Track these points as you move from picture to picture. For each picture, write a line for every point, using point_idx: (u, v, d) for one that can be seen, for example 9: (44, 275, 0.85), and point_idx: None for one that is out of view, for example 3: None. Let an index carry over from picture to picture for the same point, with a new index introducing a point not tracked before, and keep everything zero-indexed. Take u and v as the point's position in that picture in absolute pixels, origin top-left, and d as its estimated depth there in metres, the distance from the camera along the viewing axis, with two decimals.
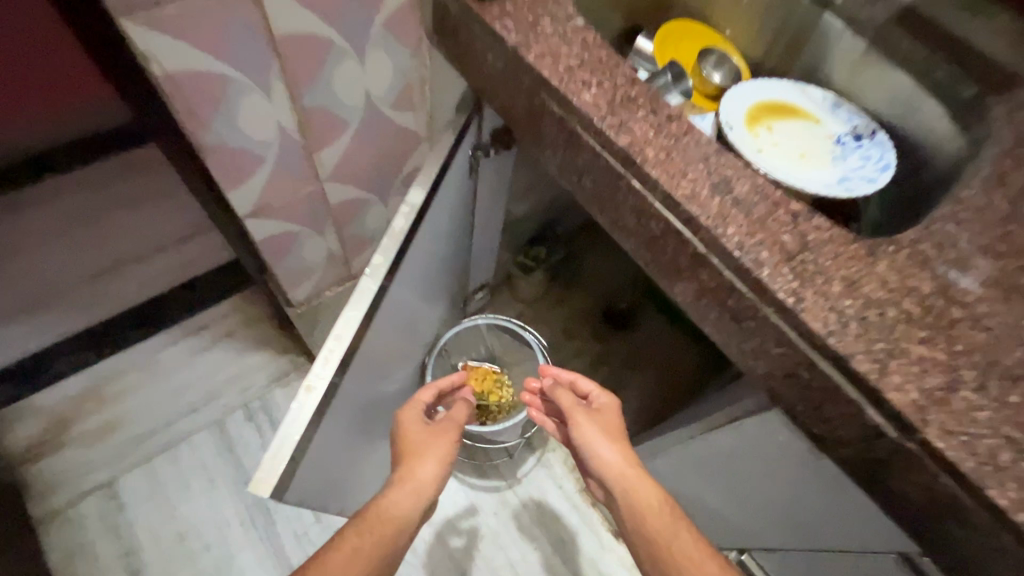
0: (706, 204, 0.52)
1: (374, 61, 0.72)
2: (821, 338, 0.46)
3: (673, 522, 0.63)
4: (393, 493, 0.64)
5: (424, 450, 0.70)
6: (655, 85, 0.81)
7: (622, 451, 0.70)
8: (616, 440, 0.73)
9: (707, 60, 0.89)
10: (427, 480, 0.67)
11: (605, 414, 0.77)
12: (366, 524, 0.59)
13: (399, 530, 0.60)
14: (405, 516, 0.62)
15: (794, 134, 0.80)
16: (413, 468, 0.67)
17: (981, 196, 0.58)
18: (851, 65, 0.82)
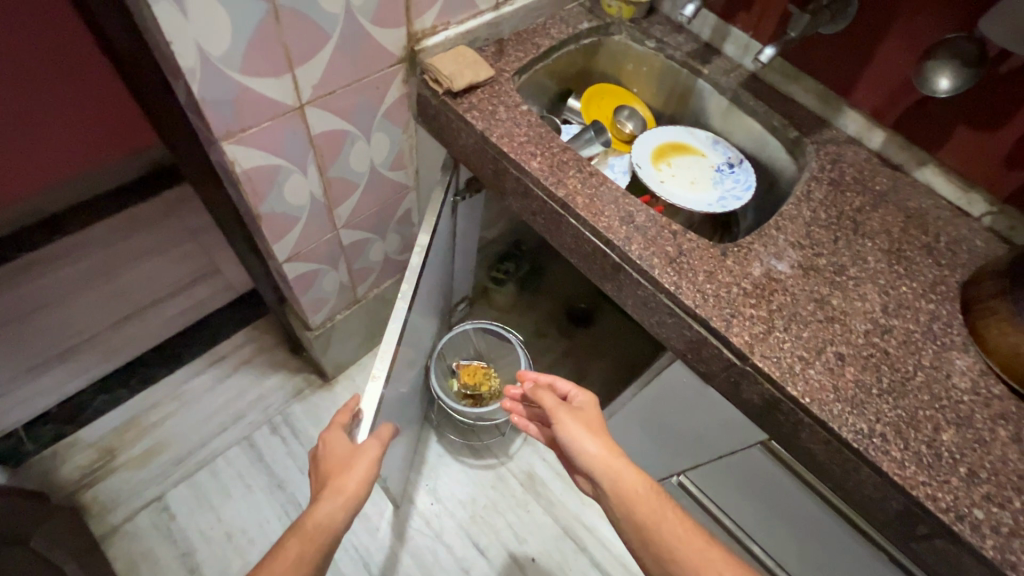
0: (617, 231, 0.80)
1: (378, 140, 0.99)
2: (693, 309, 0.75)
3: (661, 507, 0.77)
4: (321, 506, 0.74)
5: (350, 464, 0.78)
6: (583, 140, 1.11)
7: (605, 443, 0.82)
8: (598, 432, 0.84)
9: (622, 114, 1.19)
10: (355, 490, 0.77)
11: (585, 411, 0.88)
12: (306, 537, 0.71)
13: (332, 537, 0.73)
14: (335, 524, 0.73)
15: (687, 167, 1.11)
16: (340, 483, 0.76)
17: (794, 209, 0.89)
18: (721, 114, 1.14)
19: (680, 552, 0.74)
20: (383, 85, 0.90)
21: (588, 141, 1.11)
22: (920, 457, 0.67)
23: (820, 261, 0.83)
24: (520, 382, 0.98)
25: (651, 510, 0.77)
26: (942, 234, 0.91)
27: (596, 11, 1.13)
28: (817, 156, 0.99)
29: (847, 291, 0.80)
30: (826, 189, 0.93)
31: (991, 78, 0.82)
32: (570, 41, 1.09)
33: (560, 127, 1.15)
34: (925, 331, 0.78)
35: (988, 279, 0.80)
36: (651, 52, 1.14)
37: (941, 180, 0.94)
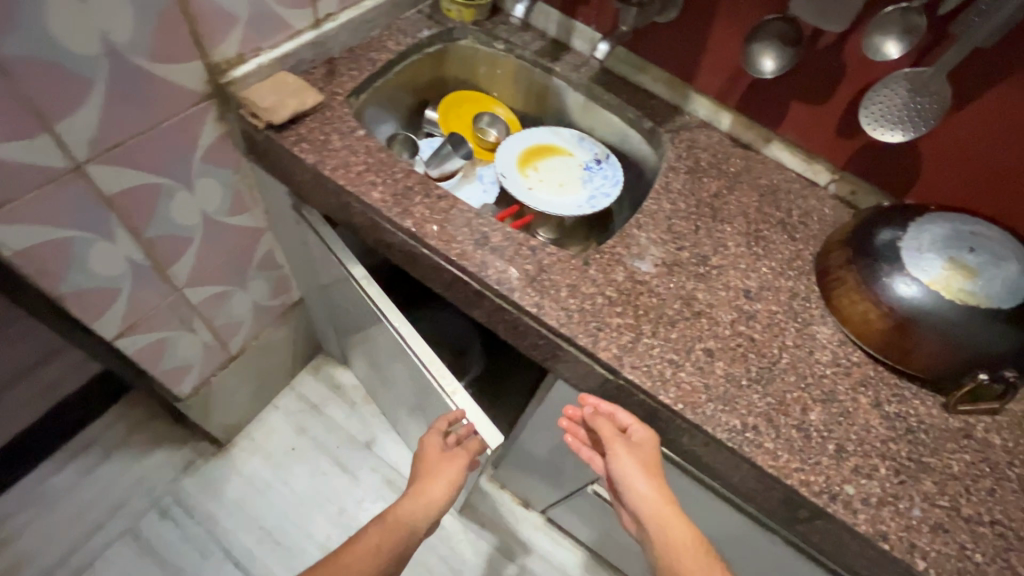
0: (472, 257, 0.75)
1: (203, 187, 0.87)
2: (558, 330, 0.71)
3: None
4: (405, 505, 0.84)
5: (438, 472, 0.88)
6: (441, 154, 1.06)
7: (662, 491, 0.70)
8: (658, 480, 0.70)
9: (483, 121, 1.14)
10: (436, 496, 0.86)
11: (647, 453, 0.70)
12: (385, 528, 0.80)
13: (408, 534, 0.81)
14: (413, 524, 0.83)
15: (553, 170, 1.08)
16: (427, 487, 0.87)
17: (654, 204, 0.88)
18: (581, 109, 1.11)
19: None
20: (189, 126, 0.78)
21: (447, 156, 1.05)
22: (791, 444, 0.67)
23: (684, 255, 0.82)
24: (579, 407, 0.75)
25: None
26: (795, 208, 0.93)
27: (437, 17, 1.06)
28: (673, 145, 0.98)
29: (712, 282, 0.80)
30: (683, 179, 0.93)
31: (810, 55, 0.83)
32: (413, 53, 1.02)
33: (419, 142, 1.09)
34: (786, 310, 0.80)
35: (838, 249, 0.82)
36: (501, 54, 1.10)
37: (788, 154, 0.96)
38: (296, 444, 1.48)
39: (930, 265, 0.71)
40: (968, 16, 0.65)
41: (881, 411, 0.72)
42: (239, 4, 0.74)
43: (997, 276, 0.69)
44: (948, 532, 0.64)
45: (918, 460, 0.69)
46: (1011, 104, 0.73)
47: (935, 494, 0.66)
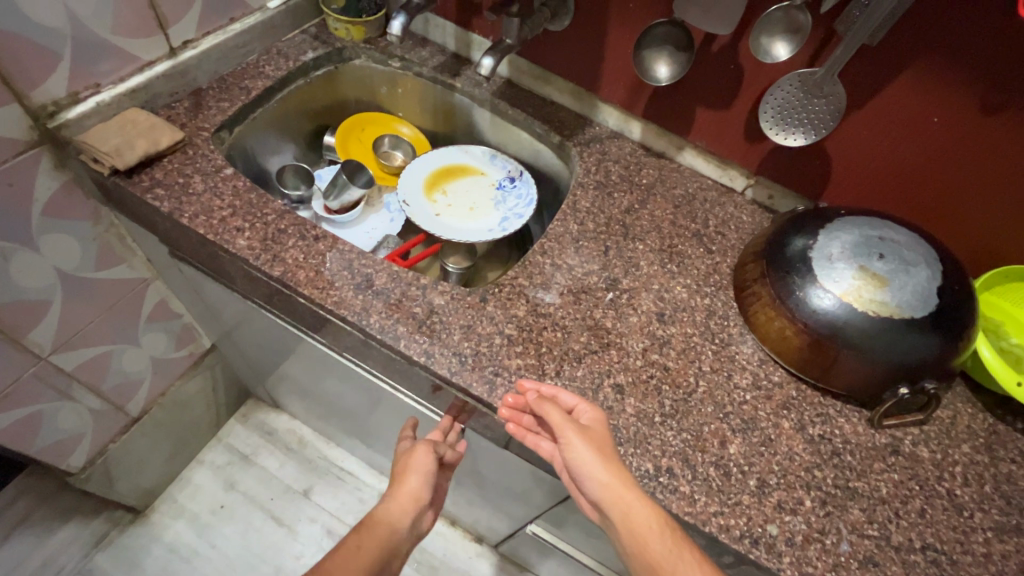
0: (351, 304, 0.67)
1: (50, 244, 0.76)
2: (450, 379, 0.64)
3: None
4: (385, 506, 0.66)
5: (412, 464, 0.70)
6: (339, 184, 0.98)
7: (627, 481, 0.56)
8: (620, 468, 0.57)
9: (386, 145, 1.07)
10: (415, 491, 0.68)
11: (599, 435, 0.59)
12: (362, 533, 0.63)
13: (393, 534, 0.64)
14: (399, 523, 0.65)
15: (461, 193, 1.01)
16: (403, 483, 0.68)
17: (561, 225, 0.82)
18: (488, 126, 1.05)
19: None
20: (18, 179, 0.68)
21: (344, 185, 0.97)
22: (709, 483, 0.62)
23: (592, 280, 0.76)
24: (517, 394, 0.63)
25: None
26: (710, 217, 0.89)
27: (323, 37, 0.99)
28: (582, 159, 0.92)
29: (622, 307, 0.74)
30: (592, 196, 0.87)
31: (705, 58, 0.78)
32: (296, 76, 0.94)
33: (315, 171, 1.01)
34: (703, 332, 0.74)
35: (752, 263, 0.77)
36: (399, 71, 1.02)
37: (701, 161, 0.92)
38: (224, 502, 1.36)
39: (840, 276, 0.67)
40: (852, 11, 0.62)
41: (804, 435, 0.67)
42: (58, 39, 0.65)
43: (908, 281, 0.66)
44: (879, 565, 0.59)
45: (845, 485, 0.64)
46: (908, 101, 0.70)
47: (863, 523, 0.62)
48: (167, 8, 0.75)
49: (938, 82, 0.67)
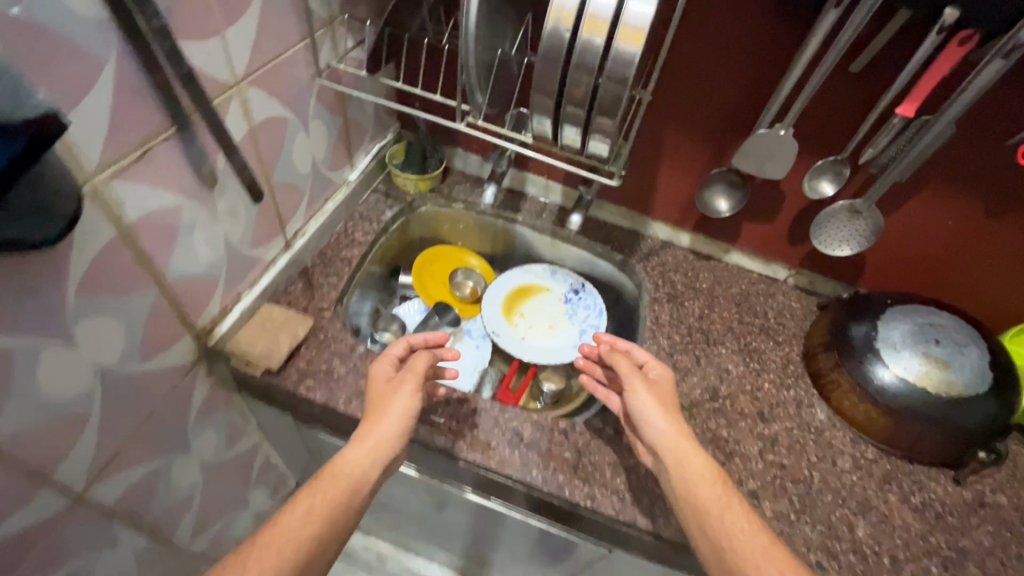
0: (511, 461, 0.75)
1: (198, 442, 0.80)
2: (616, 516, 0.72)
3: (723, 495, 0.64)
4: (348, 456, 0.66)
5: (386, 405, 0.70)
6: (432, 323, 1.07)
7: (682, 426, 0.69)
8: (674, 413, 0.71)
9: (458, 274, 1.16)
10: (389, 437, 0.68)
11: (662, 387, 0.74)
12: (317, 487, 0.63)
13: (354, 486, 0.64)
14: (363, 474, 0.66)
15: (533, 314, 1.10)
16: (373, 428, 0.68)
17: (652, 342, 0.93)
18: (547, 246, 1.16)
19: (733, 544, 0.60)
20: (184, 396, 0.73)
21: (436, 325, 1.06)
22: (854, 569, 0.71)
23: (696, 393, 0.87)
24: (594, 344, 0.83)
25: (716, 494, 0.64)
26: (769, 310, 1.02)
27: (394, 192, 1.08)
28: (648, 273, 1.04)
29: (729, 414, 0.85)
30: (668, 309, 0.98)
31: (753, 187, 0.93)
32: (382, 236, 1.02)
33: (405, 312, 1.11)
34: (800, 422, 0.86)
35: (824, 353, 0.90)
36: (462, 211, 1.13)
37: (746, 260, 1.06)
38: None
39: (909, 363, 0.80)
40: (881, 162, 0.77)
41: (910, 505, 0.79)
42: (218, 268, 0.72)
43: (965, 362, 0.80)
44: None
45: (956, 546, 0.75)
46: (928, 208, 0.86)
47: None
48: (287, 210, 0.84)
49: (950, 195, 0.84)
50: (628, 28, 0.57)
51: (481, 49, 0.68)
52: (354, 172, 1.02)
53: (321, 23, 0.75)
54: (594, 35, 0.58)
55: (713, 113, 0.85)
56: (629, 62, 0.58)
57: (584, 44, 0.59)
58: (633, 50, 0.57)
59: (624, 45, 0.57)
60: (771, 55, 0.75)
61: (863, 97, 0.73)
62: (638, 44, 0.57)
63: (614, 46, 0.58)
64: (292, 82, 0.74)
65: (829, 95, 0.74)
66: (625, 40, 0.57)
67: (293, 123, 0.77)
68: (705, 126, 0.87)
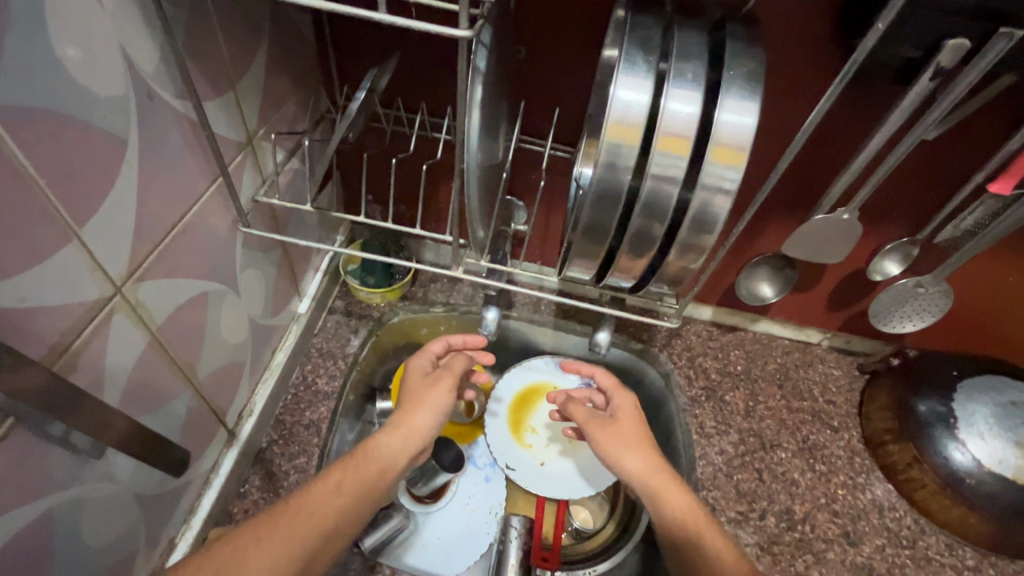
0: None
1: None
2: None
3: (702, 523, 0.57)
4: (381, 439, 0.58)
5: (423, 398, 0.62)
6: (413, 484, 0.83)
7: (648, 458, 0.61)
8: (641, 445, 0.63)
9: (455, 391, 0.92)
10: (421, 428, 0.60)
11: (626, 420, 0.65)
12: (350, 466, 0.56)
13: (384, 478, 0.57)
14: (392, 462, 0.58)
15: (545, 425, 0.91)
16: (409, 417, 0.60)
17: (705, 462, 0.78)
18: (546, 340, 0.97)
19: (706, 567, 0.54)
20: None
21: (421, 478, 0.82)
22: None
23: (772, 525, 0.73)
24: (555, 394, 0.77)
25: (689, 523, 0.57)
26: (813, 386, 0.89)
27: (355, 310, 0.86)
28: (674, 364, 0.89)
29: (813, 546, 0.72)
30: (710, 410, 0.84)
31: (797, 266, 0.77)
32: (352, 371, 0.78)
33: None
34: (889, 537, 0.74)
35: (895, 445, 0.78)
36: (443, 315, 0.88)
37: (777, 327, 0.93)
38: None
39: (1003, 456, 0.70)
40: (960, 238, 0.64)
41: None
42: (130, 536, 0.49)
43: None
44: None
45: None
46: (968, 285, 0.76)
47: None
48: (221, 399, 0.60)
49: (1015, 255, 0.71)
50: (721, 146, 0.38)
51: (483, 180, 0.48)
52: (305, 302, 0.79)
53: (237, 149, 0.53)
54: (672, 161, 0.38)
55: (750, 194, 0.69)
56: (728, 195, 0.39)
57: (657, 177, 0.39)
58: (734, 176, 0.38)
59: (721, 170, 0.38)
60: (832, 131, 0.60)
61: (945, 171, 0.60)
62: (739, 166, 0.38)
63: (702, 173, 0.38)
64: (205, 246, 0.51)
65: (904, 170, 0.61)
66: (721, 161, 0.38)
67: (215, 291, 0.54)
68: None
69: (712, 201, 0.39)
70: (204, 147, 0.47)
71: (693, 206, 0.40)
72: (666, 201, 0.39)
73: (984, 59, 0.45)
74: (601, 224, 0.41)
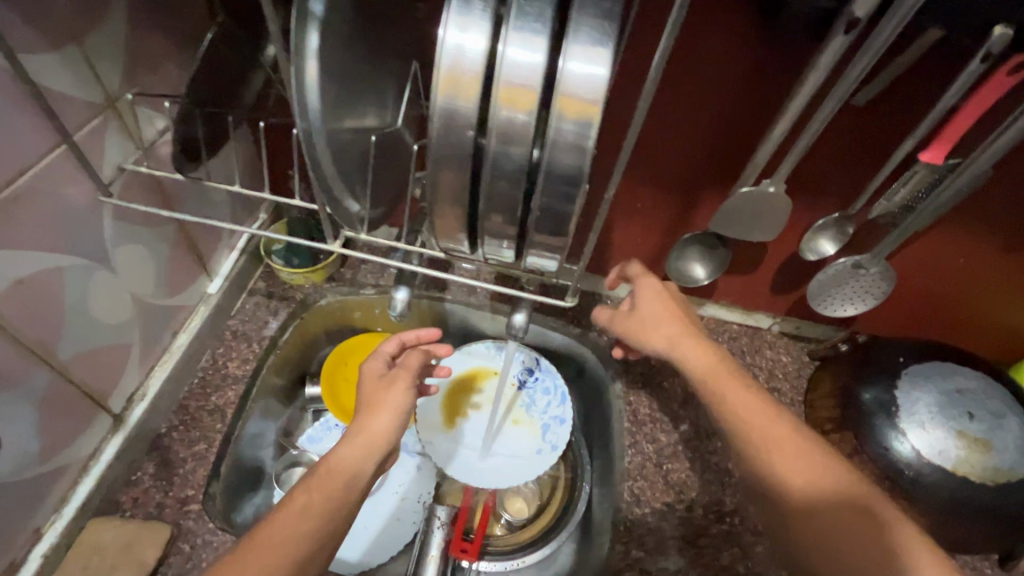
0: None
1: None
2: None
3: (768, 407, 0.53)
4: (341, 455, 0.54)
5: (381, 400, 0.58)
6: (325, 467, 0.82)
7: (681, 337, 0.58)
8: (672, 322, 0.60)
9: None
10: (383, 433, 0.57)
11: (643, 301, 0.61)
12: (314, 483, 0.52)
13: (353, 485, 0.53)
14: (359, 470, 0.54)
15: (490, 416, 0.87)
16: (369, 420, 0.57)
17: (637, 451, 0.74)
18: (487, 325, 0.93)
19: (774, 459, 0.51)
20: None
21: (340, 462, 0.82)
22: None
23: (699, 517, 0.69)
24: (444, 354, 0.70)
25: (753, 417, 0.53)
26: (758, 372, 0.86)
27: (277, 291, 0.82)
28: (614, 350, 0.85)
29: (743, 539, 0.68)
30: (648, 398, 0.80)
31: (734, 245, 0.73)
32: (269, 354, 0.75)
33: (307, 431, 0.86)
34: None
35: (836, 434, 0.74)
36: (374, 297, 0.84)
37: (724, 312, 0.89)
38: None
39: (944, 447, 0.67)
40: (895, 214, 0.60)
41: None
42: None
43: (1005, 437, 0.67)
44: None
45: None
46: (915, 263, 0.72)
47: None
48: (100, 383, 0.57)
49: (968, 236, 0.67)
50: (572, 97, 0.33)
51: (345, 144, 0.44)
52: (216, 282, 0.75)
53: (93, 111, 0.49)
54: (515, 115, 0.34)
55: (676, 166, 0.64)
56: (582, 153, 0.34)
57: (500, 131, 0.34)
58: (587, 131, 0.34)
59: (572, 124, 0.34)
60: (753, 95, 0.55)
61: (874, 140, 0.55)
62: (592, 118, 0.34)
63: (552, 128, 0.34)
64: (50, 217, 0.47)
65: (832, 139, 0.56)
66: (571, 113, 0.34)
67: (74, 267, 0.51)
68: (666, 180, 0.66)
69: (564, 160, 0.35)
70: (34, 102, 0.43)
71: (545, 166, 0.35)
72: (515, 161, 0.35)
73: (902, 7, 0.40)
74: (453, 187, 0.37)
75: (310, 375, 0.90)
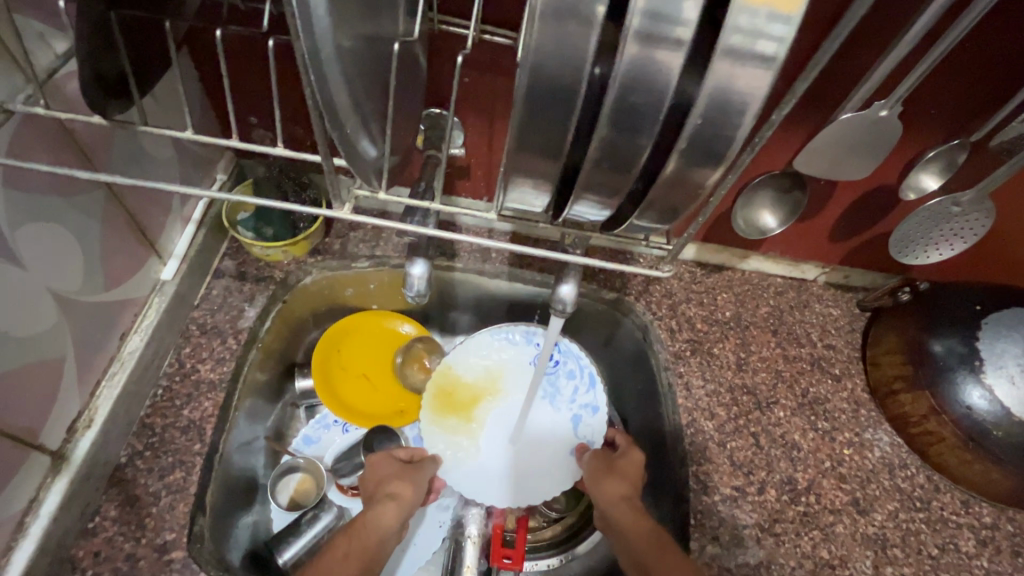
0: None
1: None
2: None
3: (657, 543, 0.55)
4: (380, 511, 0.57)
5: (408, 475, 0.62)
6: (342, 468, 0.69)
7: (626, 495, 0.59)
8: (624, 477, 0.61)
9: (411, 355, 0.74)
10: (412, 498, 0.60)
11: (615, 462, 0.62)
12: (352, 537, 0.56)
13: (377, 552, 0.56)
14: (387, 536, 0.57)
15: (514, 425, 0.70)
16: (399, 486, 0.60)
17: (696, 432, 0.65)
18: (497, 296, 0.77)
19: None
20: None
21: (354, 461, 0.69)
22: None
23: (773, 500, 0.62)
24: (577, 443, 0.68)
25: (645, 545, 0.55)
26: (810, 330, 0.75)
27: (250, 271, 0.64)
28: (652, 314, 0.72)
29: (819, 519, 0.62)
30: (698, 368, 0.70)
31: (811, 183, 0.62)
32: (251, 350, 0.60)
33: (302, 430, 0.72)
34: (902, 500, 0.65)
35: (908, 395, 0.66)
36: (370, 271, 0.69)
37: (769, 264, 0.77)
38: None
39: None
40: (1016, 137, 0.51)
41: None
42: None
43: None
44: None
45: None
46: (1013, 204, 0.63)
47: None
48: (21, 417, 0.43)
49: None
50: None
51: (345, 62, 0.30)
52: (170, 265, 0.59)
53: None
54: (674, 2, 0.26)
55: (774, 103, 0.50)
56: (766, 63, 0.27)
57: (650, 22, 0.26)
58: (780, 32, 0.26)
59: (759, 21, 0.26)
60: None
61: (1000, 69, 0.48)
62: (784, 13, 0.26)
63: (727, 26, 0.26)
64: None
65: (954, 59, 0.48)
66: (760, 3, 0.26)
67: None
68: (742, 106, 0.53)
69: (736, 75, 0.27)
70: None
71: (708, 79, 0.27)
72: (655, 74, 0.27)
73: None
74: (563, 99, 0.29)
75: (296, 363, 0.72)
